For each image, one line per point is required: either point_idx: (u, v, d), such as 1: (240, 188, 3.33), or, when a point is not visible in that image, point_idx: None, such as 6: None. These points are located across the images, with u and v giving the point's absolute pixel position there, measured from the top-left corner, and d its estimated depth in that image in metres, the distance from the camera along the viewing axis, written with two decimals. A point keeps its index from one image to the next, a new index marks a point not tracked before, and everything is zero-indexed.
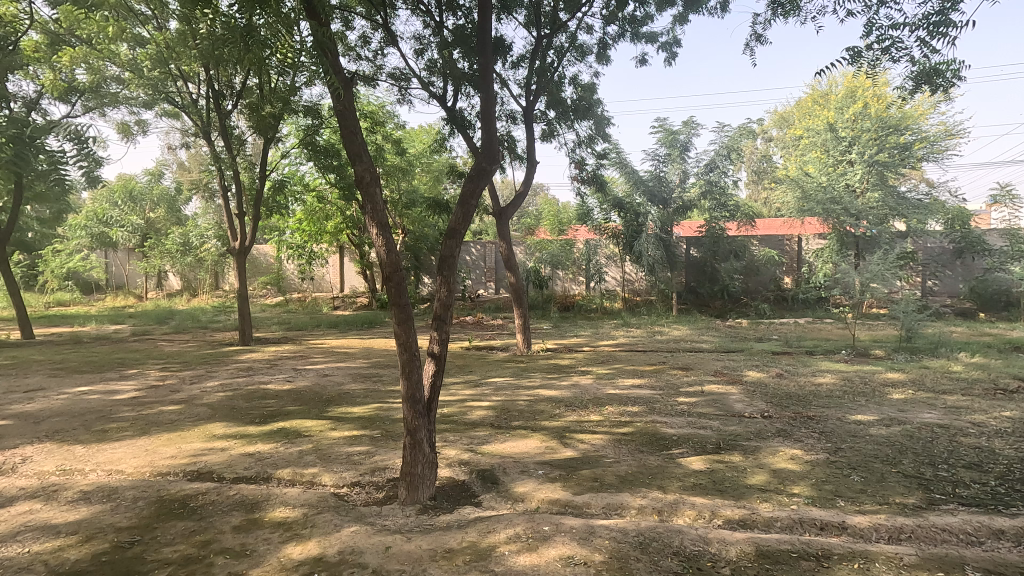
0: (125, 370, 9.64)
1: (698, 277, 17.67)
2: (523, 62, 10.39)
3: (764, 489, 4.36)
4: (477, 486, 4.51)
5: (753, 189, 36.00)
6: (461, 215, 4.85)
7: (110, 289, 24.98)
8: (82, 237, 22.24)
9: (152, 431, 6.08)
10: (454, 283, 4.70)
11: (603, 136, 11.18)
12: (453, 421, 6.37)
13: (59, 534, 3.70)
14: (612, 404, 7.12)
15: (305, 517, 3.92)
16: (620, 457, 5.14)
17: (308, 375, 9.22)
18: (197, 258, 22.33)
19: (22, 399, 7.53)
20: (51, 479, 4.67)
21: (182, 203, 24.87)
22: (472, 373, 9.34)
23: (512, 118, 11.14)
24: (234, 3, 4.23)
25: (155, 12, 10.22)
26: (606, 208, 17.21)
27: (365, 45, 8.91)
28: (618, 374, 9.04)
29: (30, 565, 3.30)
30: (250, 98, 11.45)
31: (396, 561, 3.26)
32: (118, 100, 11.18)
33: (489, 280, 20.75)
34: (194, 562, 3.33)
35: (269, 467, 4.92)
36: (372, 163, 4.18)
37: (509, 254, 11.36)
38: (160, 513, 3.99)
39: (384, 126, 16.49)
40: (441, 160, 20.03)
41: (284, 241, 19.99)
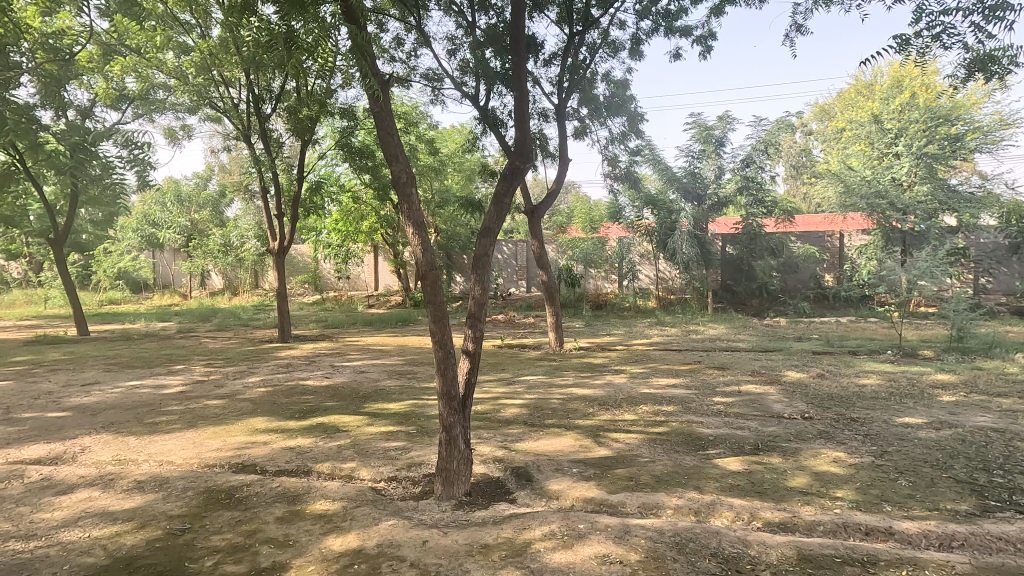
0: (173, 366, 10.04)
1: (734, 276, 17.18)
2: (556, 60, 10.38)
3: (806, 492, 4.24)
4: (512, 483, 4.53)
5: (792, 184, 34.99)
6: (495, 212, 4.90)
7: (157, 288, 25.97)
8: (133, 238, 23.33)
9: (198, 425, 6.32)
10: (488, 282, 4.71)
11: (636, 133, 11.03)
12: (487, 419, 6.42)
13: (116, 520, 3.90)
14: (646, 403, 7.03)
15: (345, 510, 4.02)
16: (655, 456, 5.09)
17: (344, 371, 9.44)
18: (237, 258, 23.04)
19: (80, 392, 7.94)
20: (107, 469, 4.92)
21: (225, 205, 25.75)
22: (505, 371, 9.37)
23: (544, 116, 11.13)
24: (277, 10, 4.37)
25: (199, 20, 10.61)
26: (638, 205, 17.11)
27: (399, 46, 9.02)
28: (652, 373, 8.93)
29: (91, 549, 3.49)
30: (289, 101, 11.76)
31: (433, 555, 3.32)
32: (165, 107, 11.60)
33: (521, 278, 20.80)
34: (241, 550, 3.46)
35: (309, 461, 5.07)
36: (408, 163, 4.24)
37: (541, 252, 11.32)
38: (207, 504, 4.15)
39: (417, 126, 16.79)
40: (473, 160, 20.15)
41: (321, 240, 20.47)
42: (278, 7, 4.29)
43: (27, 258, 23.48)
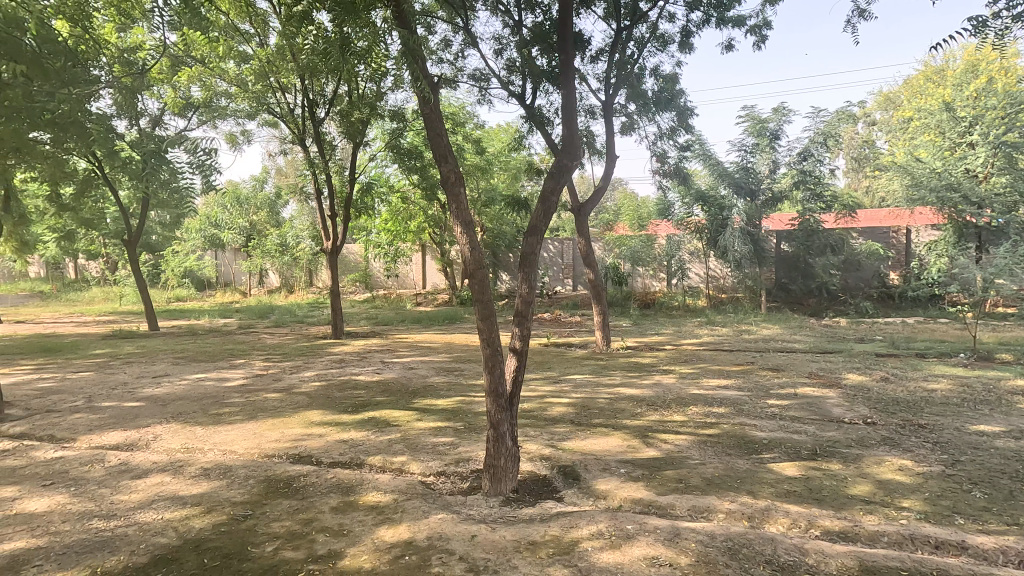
0: (235, 360, 10.57)
1: (789, 274, 16.63)
2: (603, 56, 10.26)
3: (869, 500, 4.04)
4: (559, 482, 4.53)
5: (854, 177, 33.30)
6: (542, 211, 4.91)
7: (220, 286, 27.36)
8: (197, 239, 24.62)
9: (258, 416, 6.63)
10: (535, 280, 4.72)
11: (686, 127, 10.76)
12: (533, 417, 6.45)
13: (185, 504, 4.15)
14: (697, 405, 6.87)
15: (396, 502, 4.13)
16: (706, 458, 4.98)
17: (394, 367, 9.68)
18: (293, 257, 23.98)
19: (151, 383, 8.49)
20: (177, 456, 5.24)
21: (281, 206, 26.80)
22: (551, 369, 9.37)
23: (591, 113, 11.02)
24: (332, 17, 4.51)
25: (258, 29, 11.07)
26: (688, 201, 16.72)
27: (447, 47, 9.11)
28: (702, 374, 8.72)
29: (163, 530, 3.73)
30: (341, 105, 12.09)
31: (482, 549, 3.36)
32: (226, 113, 12.18)
33: (567, 276, 20.70)
34: (299, 538, 3.61)
35: (361, 453, 5.23)
36: (457, 163, 4.30)
37: (588, 251, 11.23)
38: (268, 492, 4.36)
39: (464, 126, 16.99)
40: (519, 159, 20.23)
41: (371, 240, 21.04)
42: (333, 14, 4.43)
43: (103, 258, 25.20)
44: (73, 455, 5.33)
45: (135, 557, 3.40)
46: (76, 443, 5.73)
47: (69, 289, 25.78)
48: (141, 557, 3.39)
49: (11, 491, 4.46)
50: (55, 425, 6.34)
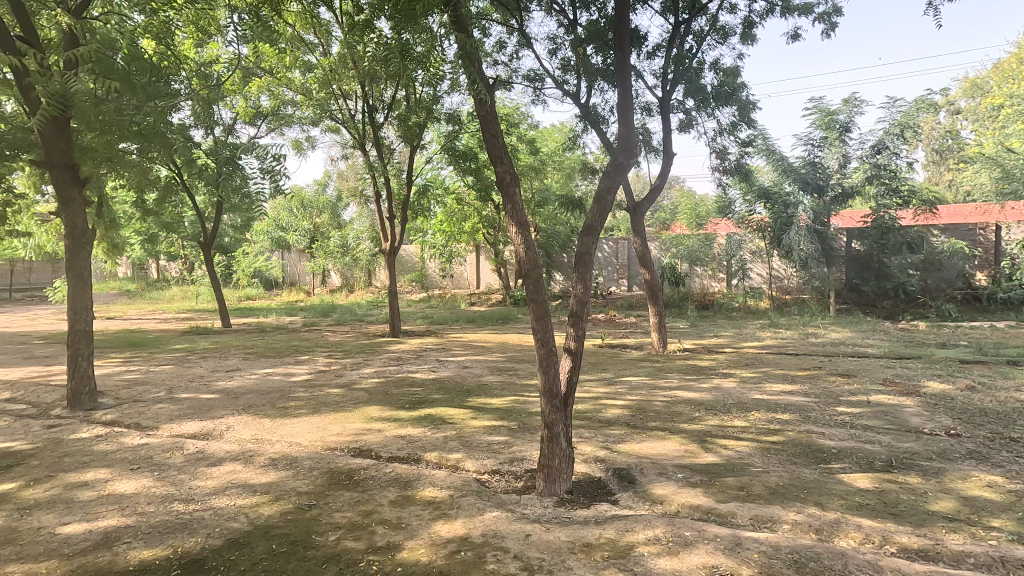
0: (300, 356, 11.08)
1: (861, 274, 15.55)
2: (659, 51, 10.06)
3: (953, 518, 3.76)
4: (614, 484, 4.47)
5: (935, 171, 31.01)
6: (597, 210, 4.86)
7: (286, 285, 28.73)
8: (265, 241, 25.95)
9: (322, 410, 6.92)
10: (590, 280, 4.68)
11: (748, 122, 10.36)
12: (587, 418, 6.39)
13: (256, 492, 4.38)
14: (759, 410, 6.60)
15: (451, 498, 4.21)
16: (769, 466, 4.78)
17: (450, 366, 9.85)
18: (354, 258, 24.88)
19: (225, 377, 9.03)
20: (248, 446, 5.54)
21: (342, 209, 27.84)
22: (606, 370, 9.27)
23: (647, 110, 10.83)
24: (393, 25, 4.65)
25: (321, 39, 11.54)
26: (749, 199, 16.11)
27: (502, 49, 9.19)
28: (765, 378, 8.38)
29: (235, 516, 3.97)
30: (399, 109, 12.41)
31: (536, 549, 3.37)
32: (292, 121, 12.79)
33: (622, 276, 20.38)
34: (359, 529, 3.74)
35: (418, 449, 5.35)
36: (512, 164, 4.32)
37: (644, 250, 11.02)
38: (330, 483, 4.54)
39: (518, 127, 17.07)
40: (573, 159, 20.14)
41: (427, 241, 21.50)
42: (394, 22, 4.57)
43: (182, 259, 27.00)
44: (156, 442, 5.75)
45: (211, 539, 3.62)
46: (159, 431, 6.18)
47: (153, 288, 27.78)
48: (216, 540, 3.61)
49: (104, 473, 4.85)
50: (141, 414, 6.86)
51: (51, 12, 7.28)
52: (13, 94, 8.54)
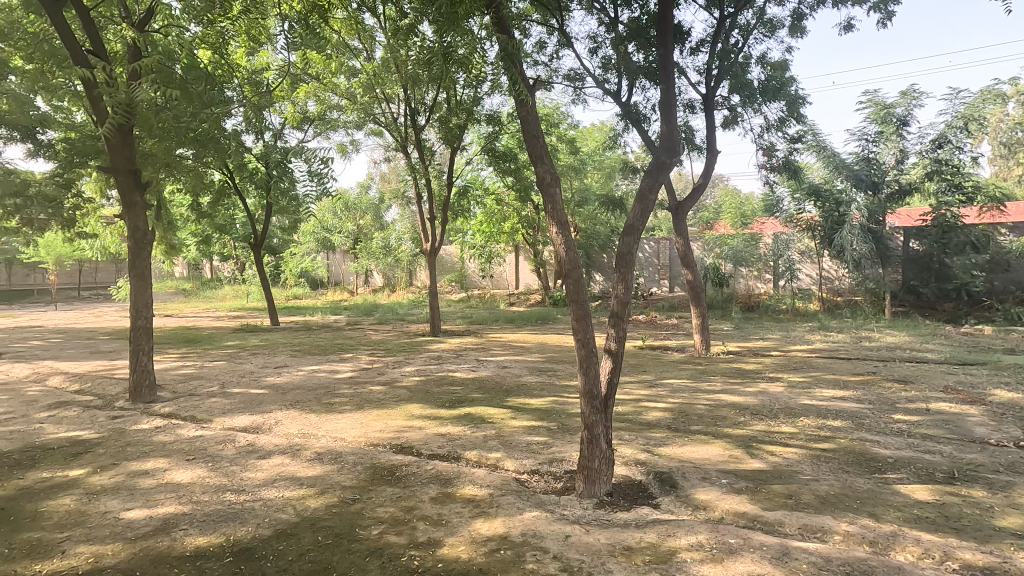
0: (344, 354, 11.37)
1: (920, 275, 14.85)
2: (703, 47, 9.84)
3: (1022, 535, 3.52)
4: (655, 488, 4.39)
5: (1002, 165, 29.13)
6: (639, 209, 4.79)
7: (331, 285, 29.57)
8: (311, 242, 26.80)
9: (365, 407, 7.08)
10: (631, 281, 4.63)
11: (797, 117, 10.00)
12: (628, 420, 6.31)
13: (302, 485, 4.52)
14: (809, 416, 6.36)
15: (491, 496, 4.23)
16: (819, 474, 4.60)
17: (489, 366, 9.91)
18: (395, 258, 25.38)
19: (274, 373, 9.37)
20: (295, 440, 5.73)
21: (384, 211, 28.46)
22: (647, 372, 9.12)
23: (690, 107, 10.61)
24: (435, 28, 4.72)
25: (365, 45, 11.82)
26: (798, 197, 15.54)
27: (543, 50, 9.17)
28: (815, 383, 8.06)
29: (284, 507, 4.10)
30: (440, 112, 12.57)
31: (576, 550, 3.35)
32: (337, 125, 13.15)
33: (663, 277, 20.03)
34: (401, 524, 3.80)
35: (458, 447, 5.41)
36: (553, 164, 4.32)
37: (686, 250, 10.78)
38: (373, 478, 4.64)
39: (558, 127, 17.04)
40: (614, 158, 19.98)
41: (467, 241, 21.71)
42: (436, 25, 4.64)
43: (234, 259, 28.14)
44: (210, 434, 6.02)
45: (261, 529, 3.76)
46: (213, 424, 6.46)
47: (207, 287, 29.07)
48: (265, 529, 3.75)
49: (162, 463, 5.11)
50: (196, 407, 7.19)
51: (117, 27, 7.75)
52: (83, 104, 9.12)
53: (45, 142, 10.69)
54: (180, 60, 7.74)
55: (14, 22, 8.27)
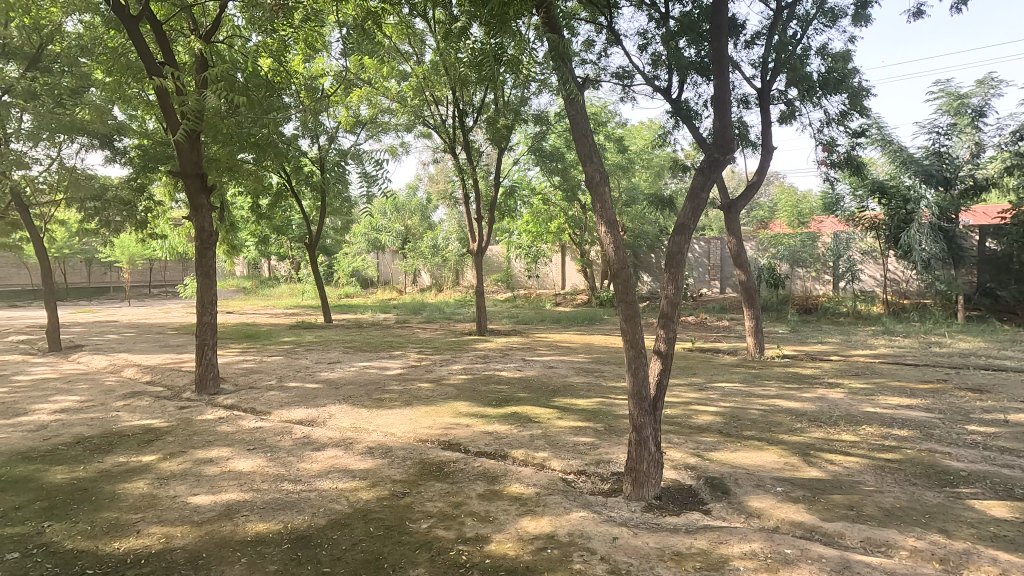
0: (393, 352, 11.66)
1: (998, 277, 13.62)
2: (759, 40, 9.52)
3: None
4: (706, 493, 4.28)
5: None
6: (691, 208, 4.68)
7: (380, 284, 30.32)
8: (362, 242, 27.66)
9: (413, 404, 7.23)
10: (682, 281, 4.53)
11: (861, 110, 9.51)
12: (678, 424, 6.18)
13: (355, 477, 4.67)
14: (872, 424, 6.04)
15: (538, 495, 4.24)
16: (883, 486, 4.37)
17: (535, 366, 9.92)
18: (443, 258, 25.85)
19: (327, 368, 9.71)
20: (348, 434, 5.91)
21: (432, 211, 28.97)
22: (697, 375, 8.90)
23: (745, 102, 10.28)
24: (486, 30, 4.77)
25: (415, 48, 12.06)
26: (861, 195, 14.79)
27: (591, 48, 9.09)
28: (879, 390, 7.65)
29: (338, 498, 4.25)
30: (488, 112, 12.67)
31: (624, 553, 3.31)
32: (387, 128, 13.50)
33: (714, 278, 19.52)
34: (450, 519, 3.87)
35: (505, 446, 5.44)
36: (602, 163, 4.27)
37: (739, 250, 10.44)
38: (423, 473, 4.74)
39: (605, 126, 16.85)
40: (663, 156, 19.64)
41: (513, 241, 21.82)
42: (487, 27, 4.68)
43: (289, 259, 29.30)
44: (269, 426, 6.30)
45: (316, 518, 3.91)
46: (271, 416, 6.75)
47: (264, 286, 30.37)
48: (320, 519, 3.89)
49: (226, 452, 5.38)
50: (256, 399, 7.54)
51: (186, 39, 8.23)
52: (154, 113, 9.72)
53: (120, 149, 11.45)
54: (243, 68, 8.12)
55: (96, 38, 8.91)
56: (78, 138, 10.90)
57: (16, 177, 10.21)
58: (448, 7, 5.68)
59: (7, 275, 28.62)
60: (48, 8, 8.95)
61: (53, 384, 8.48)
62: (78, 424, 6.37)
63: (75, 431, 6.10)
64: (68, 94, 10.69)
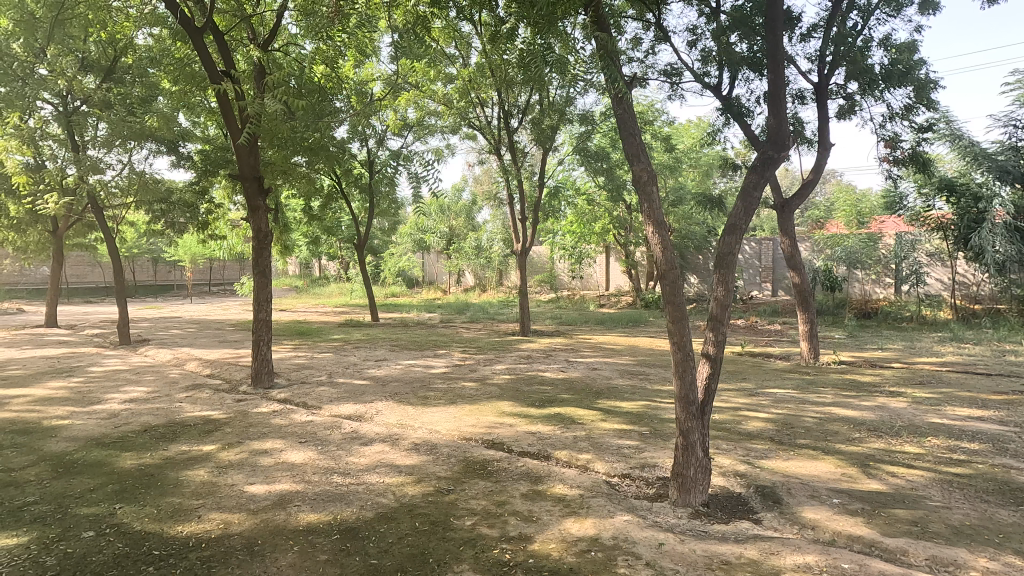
0: (438, 350, 11.84)
1: None
2: (816, 32, 9.16)
3: None
4: (756, 501, 4.15)
5: None
6: (742, 207, 4.52)
7: (426, 284, 30.86)
8: (409, 243, 28.23)
9: (458, 402, 7.32)
10: (732, 283, 4.40)
11: (928, 104, 8.98)
12: (726, 429, 6.00)
13: (401, 473, 4.76)
14: (938, 436, 5.71)
15: (581, 497, 4.21)
16: (951, 501, 4.12)
17: (579, 367, 9.86)
18: (487, 258, 26.08)
19: (375, 365, 9.95)
20: (394, 430, 6.04)
21: (477, 212, 29.24)
22: (747, 380, 8.63)
23: (800, 98, 9.91)
24: (534, 30, 4.78)
25: (462, 51, 12.19)
26: (927, 193, 13.97)
27: (639, 46, 8.96)
28: (947, 400, 7.20)
29: (384, 493, 4.35)
30: (533, 113, 12.64)
31: (670, 559, 3.26)
32: (434, 130, 13.73)
33: (766, 280, 18.88)
34: (493, 517, 3.90)
35: (548, 447, 5.43)
36: (650, 162, 4.19)
37: (793, 250, 10.05)
38: (467, 471, 4.79)
39: (652, 125, 16.56)
40: (711, 154, 19.18)
41: (557, 242, 21.78)
42: (535, 27, 4.69)
43: (339, 259, 30.16)
44: (320, 420, 6.52)
45: (364, 511, 4.01)
46: (322, 411, 6.99)
47: (316, 285, 31.44)
48: (368, 512, 4.00)
49: (280, 444, 5.60)
50: (307, 394, 7.81)
51: (246, 48, 8.65)
52: (216, 120, 10.23)
53: (185, 154, 12.10)
54: (298, 74, 8.45)
55: (165, 49, 9.47)
56: (147, 144, 11.54)
57: (92, 182, 10.90)
58: (494, 9, 5.71)
59: (83, 272, 30.67)
60: (122, 23, 9.51)
61: (124, 376, 9.06)
62: (146, 414, 6.76)
63: (143, 420, 6.50)
64: (139, 103, 11.39)
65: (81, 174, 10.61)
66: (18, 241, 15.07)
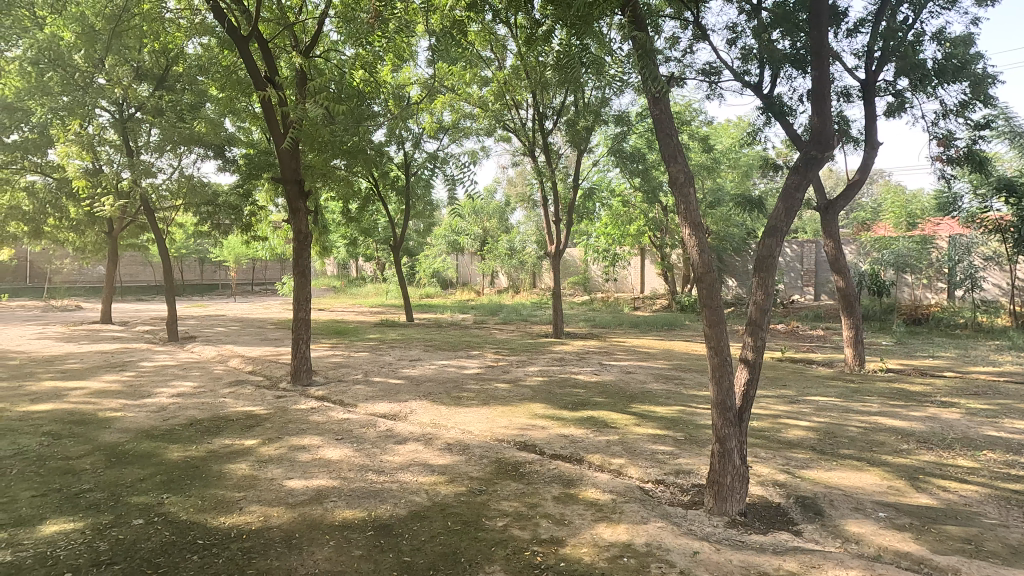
0: (471, 351, 11.92)
1: None
2: (863, 27, 8.84)
3: None
4: (796, 512, 4.02)
5: None
6: (783, 209, 4.40)
7: (459, 285, 31.15)
8: (443, 244, 28.52)
9: (490, 403, 7.35)
10: (772, 287, 4.27)
11: (986, 99, 8.54)
12: (765, 437, 5.84)
13: (434, 472, 4.81)
14: (995, 450, 5.40)
15: (614, 502, 4.17)
16: (1009, 520, 3.90)
17: (612, 370, 9.77)
18: (520, 260, 26.13)
19: (410, 365, 10.08)
20: (427, 430, 6.10)
21: (510, 213, 29.30)
22: (788, 387, 8.37)
23: (846, 95, 9.57)
24: (571, 31, 4.75)
25: (497, 54, 12.26)
26: (983, 194, 13.27)
27: (676, 46, 8.83)
28: (1005, 412, 6.81)
29: (417, 491, 4.41)
30: (567, 114, 12.60)
31: (705, 568, 3.19)
32: (468, 132, 13.86)
33: (808, 284, 18.28)
34: (525, 519, 3.90)
35: (581, 450, 5.40)
36: (687, 163, 4.12)
37: (837, 254, 9.70)
38: (498, 472, 4.81)
39: (689, 125, 16.30)
40: (750, 154, 18.76)
41: (591, 244, 21.68)
42: (573, 28, 4.67)
43: (376, 260, 30.74)
44: (356, 418, 6.65)
45: (397, 509, 4.08)
46: (357, 408, 7.13)
47: (353, 286, 32.16)
48: (401, 509, 4.06)
49: (318, 440, 5.74)
50: (344, 392, 7.98)
51: (288, 55, 8.96)
52: (260, 125, 10.58)
53: (230, 158, 12.52)
54: (337, 80, 8.68)
55: (212, 57, 9.82)
56: (195, 149, 12.00)
57: (145, 185, 11.40)
58: (529, 11, 5.70)
59: (137, 271, 32.28)
60: (173, 34, 9.95)
61: (173, 371, 9.45)
62: (192, 408, 7.04)
63: (189, 414, 6.77)
64: (189, 110, 11.89)
65: (134, 178, 11.13)
66: (77, 241, 15.96)
